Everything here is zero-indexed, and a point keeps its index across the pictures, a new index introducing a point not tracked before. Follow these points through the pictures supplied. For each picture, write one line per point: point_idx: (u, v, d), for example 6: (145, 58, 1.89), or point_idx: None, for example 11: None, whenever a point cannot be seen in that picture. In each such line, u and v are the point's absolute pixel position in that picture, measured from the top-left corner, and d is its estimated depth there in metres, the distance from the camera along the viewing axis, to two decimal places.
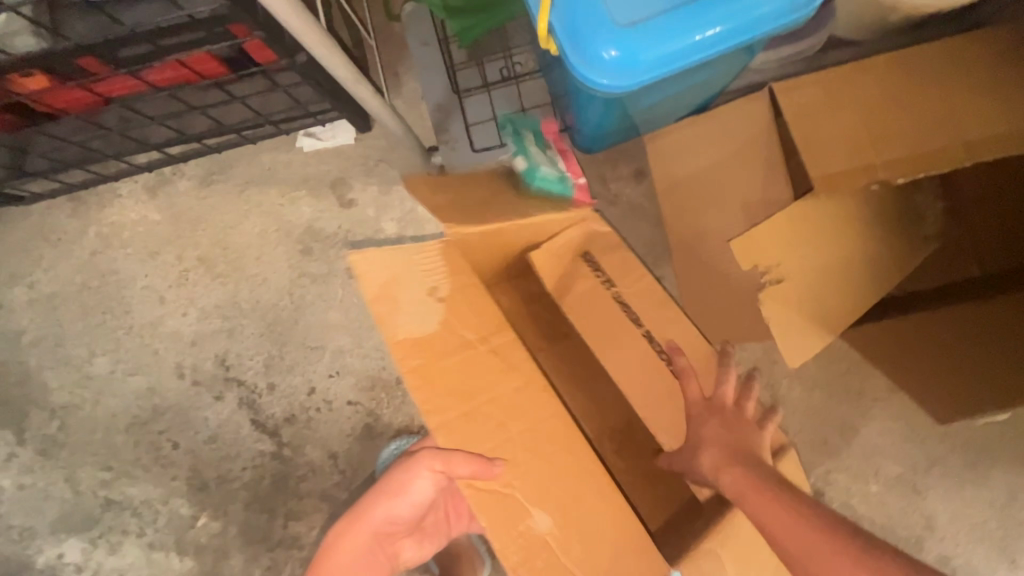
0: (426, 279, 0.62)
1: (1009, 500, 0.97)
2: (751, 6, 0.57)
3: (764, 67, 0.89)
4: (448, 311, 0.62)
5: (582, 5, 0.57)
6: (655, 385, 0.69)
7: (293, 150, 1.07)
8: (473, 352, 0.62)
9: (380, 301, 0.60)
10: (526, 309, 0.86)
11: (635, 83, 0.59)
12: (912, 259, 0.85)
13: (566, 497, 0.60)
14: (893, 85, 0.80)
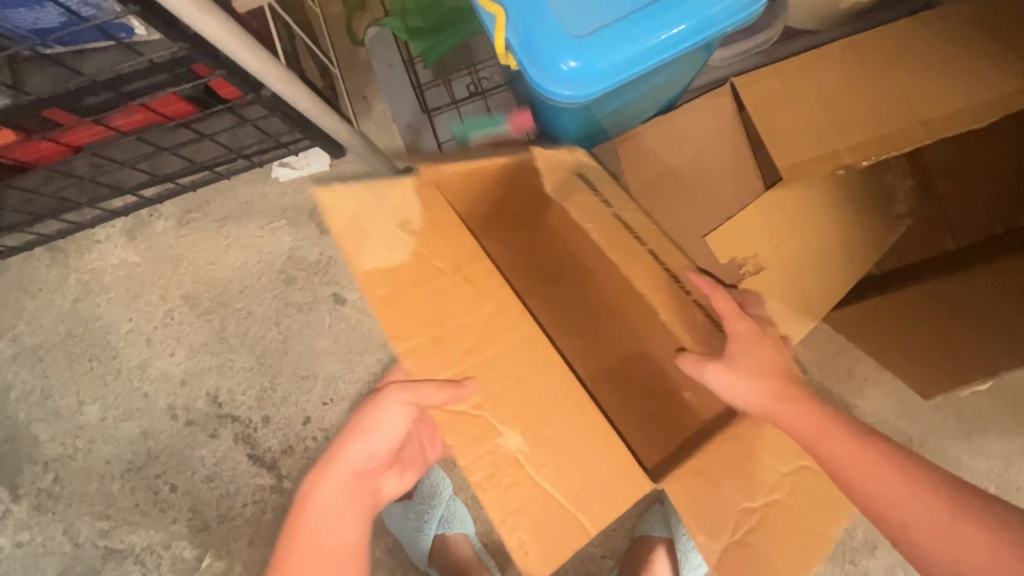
0: (399, 211, 0.56)
1: (1007, 466, 0.98)
2: (703, 6, 0.58)
3: (723, 63, 0.91)
4: (417, 243, 0.55)
5: (537, 20, 0.58)
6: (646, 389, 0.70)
7: (269, 182, 1.07)
8: (445, 282, 0.55)
9: (347, 236, 0.55)
10: (512, 251, 0.78)
11: (596, 91, 0.60)
12: (888, 239, 0.87)
13: (567, 470, 0.52)
14: (852, 71, 0.81)
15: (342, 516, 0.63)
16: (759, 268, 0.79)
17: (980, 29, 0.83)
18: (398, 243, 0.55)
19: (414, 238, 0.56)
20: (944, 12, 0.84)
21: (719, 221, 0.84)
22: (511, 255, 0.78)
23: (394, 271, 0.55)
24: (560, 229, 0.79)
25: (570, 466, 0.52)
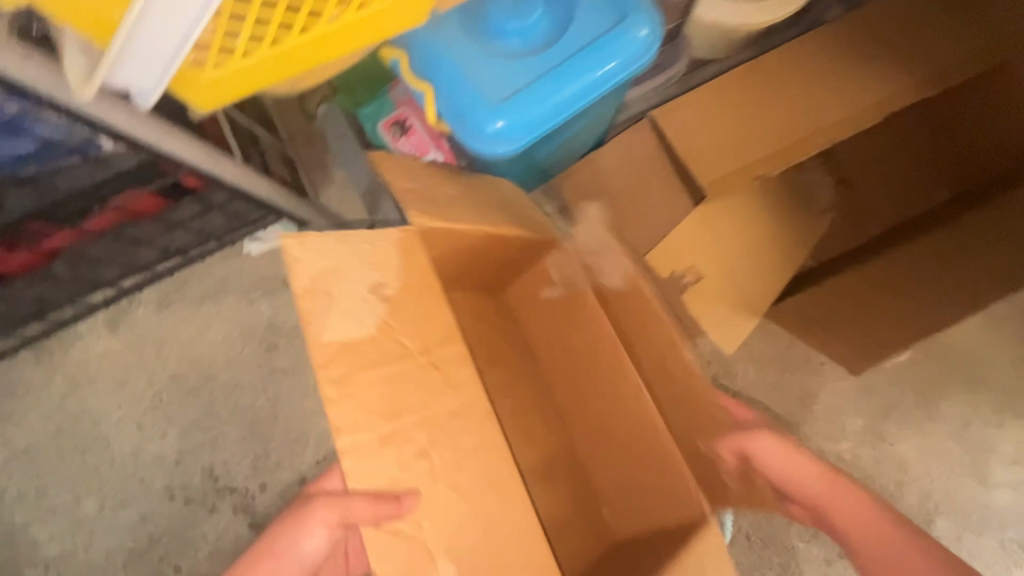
0: (372, 274, 0.58)
1: (965, 427, 1.04)
2: (605, 60, 0.65)
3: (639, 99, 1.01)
4: (387, 312, 0.58)
5: (460, 92, 0.65)
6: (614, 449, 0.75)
7: (241, 257, 1.12)
8: (410, 362, 0.58)
9: (309, 296, 0.55)
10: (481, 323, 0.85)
11: (524, 145, 0.67)
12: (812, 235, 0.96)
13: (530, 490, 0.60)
14: (755, 93, 0.91)
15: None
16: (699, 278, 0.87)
17: (860, 41, 0.93)
18: (369, 307, 0.57)
19: (386, 306, 0.58)
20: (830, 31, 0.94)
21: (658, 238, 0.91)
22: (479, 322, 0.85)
23: (354, 346, 0.56)
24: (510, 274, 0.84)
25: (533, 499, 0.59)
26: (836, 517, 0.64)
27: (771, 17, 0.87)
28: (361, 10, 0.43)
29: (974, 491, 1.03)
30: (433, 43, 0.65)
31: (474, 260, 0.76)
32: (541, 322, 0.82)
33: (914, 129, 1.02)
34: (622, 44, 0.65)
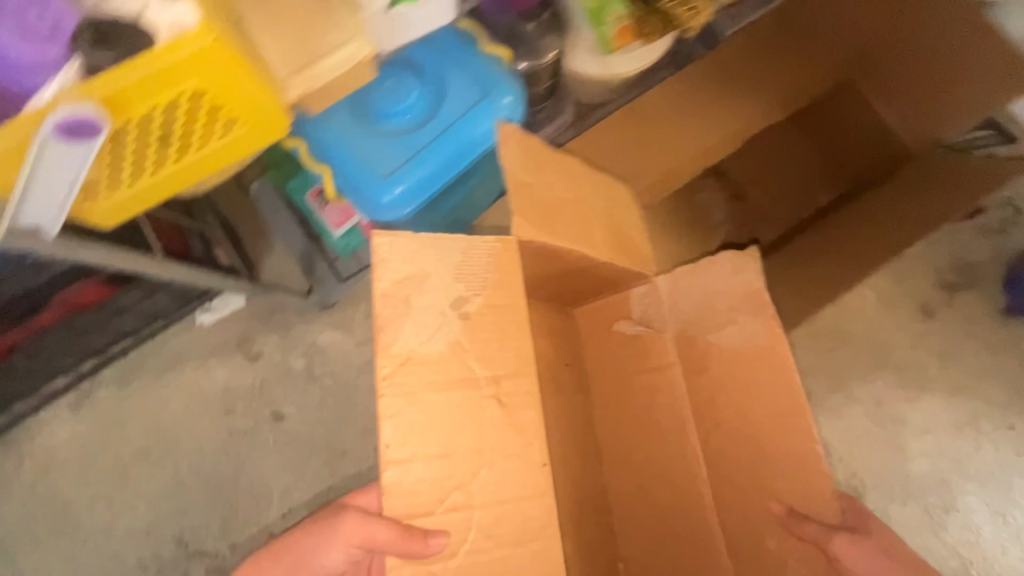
0: (455, 287, 0.58)
1: (878, 405, 1.13)
2: (476, 124, 0.75)
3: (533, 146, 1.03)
4: (462, 330, 0.58)
5: (353, 172, 0.75)
6: (667, 458, 0.76)
7: (194, 329, 1.19)
8: (473, 391, 0.57)
9: (389, 299, 0.56)
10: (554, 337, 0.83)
11: (417, 207, 0.77)
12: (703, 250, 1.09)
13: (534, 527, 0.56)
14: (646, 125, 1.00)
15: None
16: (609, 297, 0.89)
17: (738, 67, 1.01)
18: (445, 321, 0.57)
19: (463, 323, 0.58)
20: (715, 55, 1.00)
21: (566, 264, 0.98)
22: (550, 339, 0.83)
23: (421, 359, 0.55)
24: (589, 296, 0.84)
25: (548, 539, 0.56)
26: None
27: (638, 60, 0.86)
28: (218, 137, 0.53)
29: (894, 463, 1.12)
30: (323, 132, 0.75)
31: (563, 279, 0.76)
32: (622, 356, 0.82)
33: (801, 138, 1.12)
34: (490, 111, 0.76)
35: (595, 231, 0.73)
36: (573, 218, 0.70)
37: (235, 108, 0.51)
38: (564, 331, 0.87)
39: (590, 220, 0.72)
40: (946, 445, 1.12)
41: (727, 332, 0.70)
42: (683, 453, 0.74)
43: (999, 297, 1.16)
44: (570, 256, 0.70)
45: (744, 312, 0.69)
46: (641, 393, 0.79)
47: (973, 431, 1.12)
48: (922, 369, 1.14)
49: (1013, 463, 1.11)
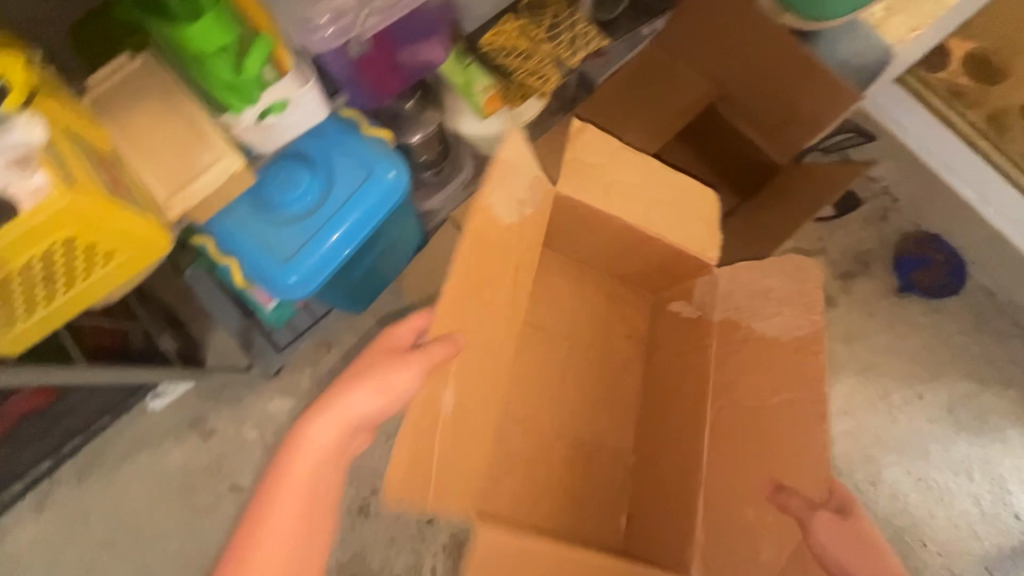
0: (522, 194, 0.69)
1: None
2: (365, 199, 0.84)
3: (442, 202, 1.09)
4: (514, 223, 0.69)
5: (258, 258, 0.82)
6: (682, 419, 0.85)
7: (147, 414, 1.23)
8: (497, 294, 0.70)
9: (499, 166, 0.66)
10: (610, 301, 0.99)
11: (323, 279, 0.85)
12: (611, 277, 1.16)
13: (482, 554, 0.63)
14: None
15: (305, 520, 0.63)
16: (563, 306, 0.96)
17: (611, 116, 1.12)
18: (510, 209, 0.69)
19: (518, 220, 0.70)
20: (594, 101, 1.11)
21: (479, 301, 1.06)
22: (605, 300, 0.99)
23: (495, 232, 0.67)
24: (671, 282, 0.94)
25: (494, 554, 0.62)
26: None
27: (518, 121, 0.93)
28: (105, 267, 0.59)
29: None
30: (226, 225, 0.82)
31: (622, 250, 0.88)
32: (677, 334, 0.93)
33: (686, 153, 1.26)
34: (378, 185, 0.84)
35: (661, 213, 0.78)
36: (647, 198, 0.77)
37: (114, 241, 0.57)
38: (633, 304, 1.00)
39: (659, 204, 0.78)
40: (865, 422, 1.21)
41: (774, 320, 0.76)
42: (694, 429, 0.82)
43: (892, 278, 1.26)
44: (624, 225, 0.79)
45: (792, 306, 0.74)
46: (679, 365, 0.90)
47: (887, 406, 1.22)
48: (832, 355, 1.24)
49: (928, 430, 1.20)
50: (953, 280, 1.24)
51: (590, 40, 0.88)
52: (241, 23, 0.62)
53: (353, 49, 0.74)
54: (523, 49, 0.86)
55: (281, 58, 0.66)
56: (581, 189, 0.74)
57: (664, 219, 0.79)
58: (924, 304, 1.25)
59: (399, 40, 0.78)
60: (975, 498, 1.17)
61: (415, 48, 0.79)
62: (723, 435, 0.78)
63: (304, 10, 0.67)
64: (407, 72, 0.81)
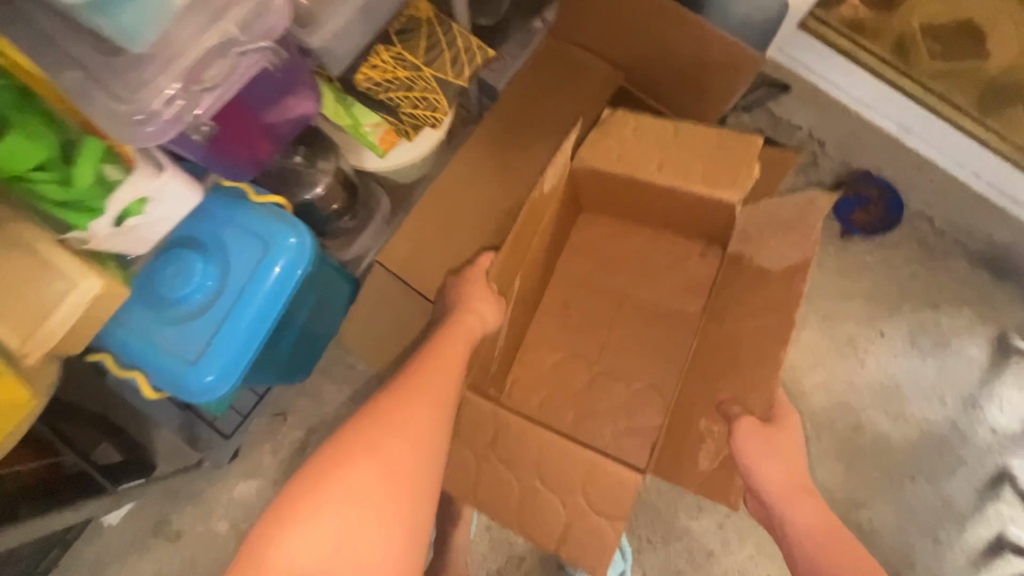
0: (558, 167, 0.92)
1: None
2: (268, 274, 0.77)
3: (369, 243, 1.04)
4: (553, 183, 0.93)
5: (165, 365, 0.75)
6: (704, 348, 1.01)
7: (105, 530, 1.15)
8: (530, 246, 0.97)
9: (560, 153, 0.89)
10: (663, 247, 1.14)
11: (244, 370, 0.77)
12: (585, 267, 1.15)
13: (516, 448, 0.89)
14: (461, 194, 1.02)
15: (458, 369, 0.81)
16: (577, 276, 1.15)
17: (523, 119, 1.04)
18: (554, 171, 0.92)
19: (554, 183, 0.94)
20: (501, 110, 1.04)
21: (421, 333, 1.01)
22: (647, 248, 1.14)
23: (546, 194, 0.93)
24: (707, 231, 1.09)
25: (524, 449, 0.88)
26: (789, 515, 0.82)
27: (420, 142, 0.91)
28: None
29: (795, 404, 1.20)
30: (121, 336, 0.75)
31: (655, 207, 1.07)
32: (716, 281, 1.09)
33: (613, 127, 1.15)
34: (281, 252, 0.77)
35: (681, 170, 0.96)
36: (676, 156, 0.95)
37: None
38: (683, 252, 1.13)
39: (689, 160, 0.95)
40: (836, 370, 1.22)
41: (775, 252, 0.93)
42: (709, 346, 1.01)
43: (833, 222, 1.25)
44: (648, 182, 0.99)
45: (793, 238, 0.90)
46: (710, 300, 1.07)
47: (854, 349, 1.22)
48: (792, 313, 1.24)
49: (897, 365, 1.21)
50: (890, 214, 1.24)
51: (471, 51, 0.80)
52: (58, 127, 0.54)
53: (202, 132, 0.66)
54: (400, 78, 0.78)
55: (121, 153, 0.58)
56: (603, 159, 0.98)
57: (691, 172, 0.96)
58: (869, 243, 1.25)
59: (255, 104, 0.70)
60: (952, 423, 1.19)
61: (279, 108, 0.72)
62: (722, 349, 0.97)
63: (112, 108, 0.52)
64: (279, 132, 0.74)
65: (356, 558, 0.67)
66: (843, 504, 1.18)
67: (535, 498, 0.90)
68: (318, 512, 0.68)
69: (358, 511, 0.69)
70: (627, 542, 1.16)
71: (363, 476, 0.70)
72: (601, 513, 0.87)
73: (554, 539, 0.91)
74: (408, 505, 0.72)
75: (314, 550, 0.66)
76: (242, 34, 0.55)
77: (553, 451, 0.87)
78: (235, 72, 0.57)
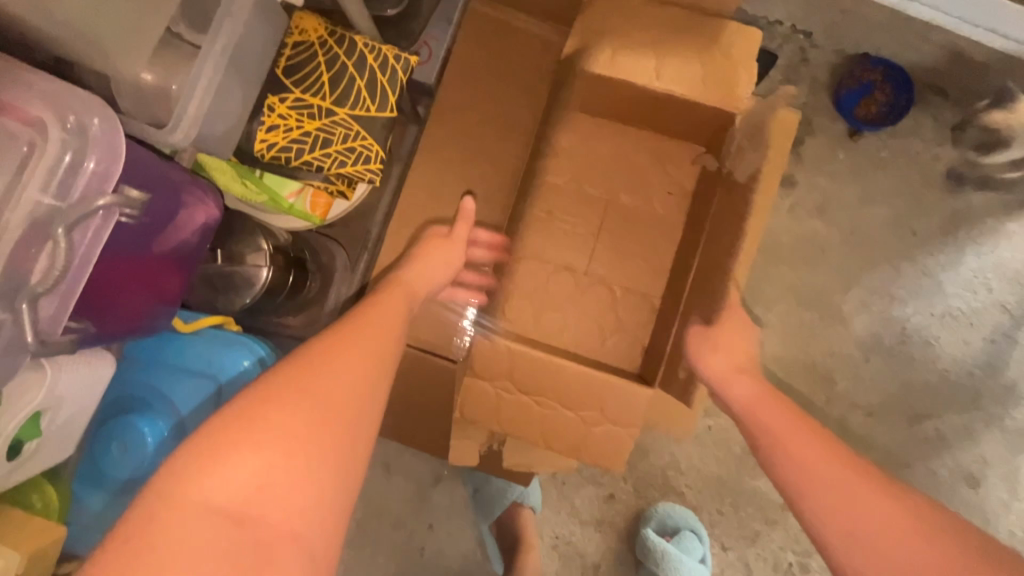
0: None
1: (794, 292, 1.12)
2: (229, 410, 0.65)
3: (337, 298, 0.86)
4: None
5: None
6: (696, 271, 0.81)
7: None
8: None
9: None
10: (659, 171, 0.90)
11: None
12: (576, 208, 0.90)
13: (531, 374, 0.76)
14: (427, 221, 0.86)
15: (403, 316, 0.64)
16: (565, 227, 0.90)
17: (478, 92, 0.87)
18: None
19: None
20: (440, 108, 0.87)
21: (429, 386, 0.89)
22: (641, 169, 0.90)
23: None
24: (688, 133, 0.86)
25: (543, 370, 0.75)
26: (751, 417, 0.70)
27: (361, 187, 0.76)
28: None
29: (834, 331, 1.12)
30: (84, 526, 0.65)
31: (642, 117, 0.86)
32: (709, 191, 0.85)
33: None
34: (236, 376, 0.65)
35: (659, 62, 0.76)
36: (653, 54, 0.76)
37: None
38: (676, 157, 0.90)
39: (669, 50, 0.75)
40: (871, 285, 1.12)
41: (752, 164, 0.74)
42: (695, 258, 0.82)
43: (838, 124, 1.11)
44: (621, 84, 0.78)
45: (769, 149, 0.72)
46: (697, 210, 0.87)
47: (886, 257, 1.12)
48: (814, 237, 1.12)
49: (934, 262, 1.11)
50: (897, 95, 1.09)
51: (388, 66, 0.62)
52: None
53: (66, 342, 0.52)
54: (312, 132, 0.60)
55: None
56: (583, 51, 0.77)
57: (685, 70, 0.75)
58: (880, 137, 1.11)
59: (128, 241, 0.54)
60: (1001, 305, 1.11)
61: (175, 229, 0.58)
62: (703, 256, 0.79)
63: None
64: (174, 257, 0.60)
65: (283, 504, 0.44)
66: (906, 418, 1.12)
67: (549, 418, 0.77)
68: (230, 449, 0.45)
69: (279, 443, 0.46)
70: (699, 521, 1.11)
71: (294, 401, 0.48)
72: (608, 418, 0.76)
73: (575, 447, 0.78)
74: (352, 435, 0.49)
75: (228, 491, 0.43)
76: (65, 195, 0.47)
77: (569, 376, 0.75)
78: (74, 255, 0.48)
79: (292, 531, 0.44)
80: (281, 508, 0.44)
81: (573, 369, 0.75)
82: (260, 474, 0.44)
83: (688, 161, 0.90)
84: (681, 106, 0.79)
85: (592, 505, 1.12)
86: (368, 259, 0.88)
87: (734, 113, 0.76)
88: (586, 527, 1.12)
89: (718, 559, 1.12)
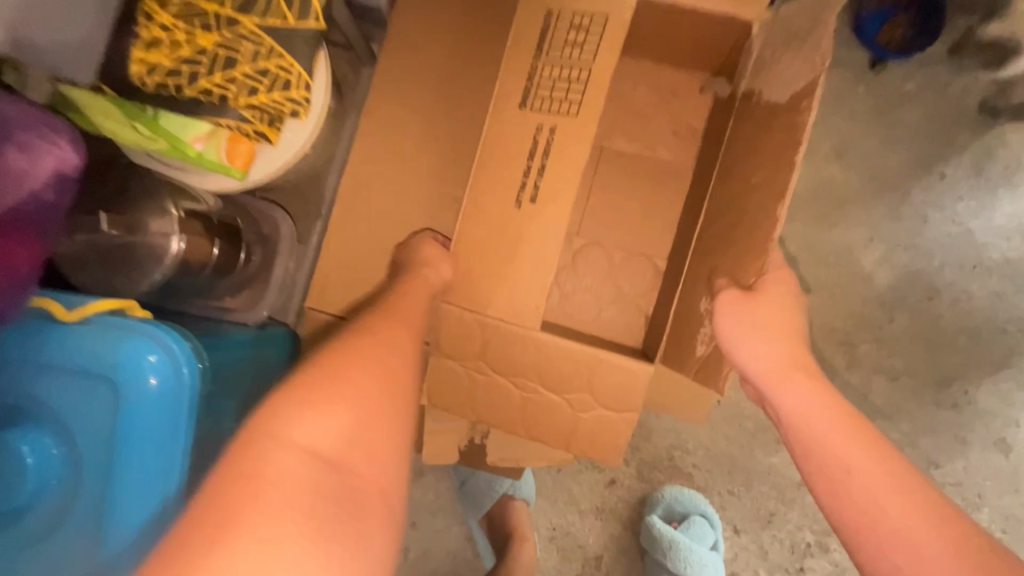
0: None
1: (807, 247, 1.00)
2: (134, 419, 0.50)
3: (283, 274, 0.76)
4: None
5: None
6: (706, 221, 0.68)
7: None
8: None
9: None
10: (659, 107, 0.77)
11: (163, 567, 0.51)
12: None
13: (510, 352, 0.64)
14: (386, 176, 0.72)
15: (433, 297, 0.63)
16: None
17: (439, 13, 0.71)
18: None
19: None
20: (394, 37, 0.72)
21: None
22: (639, 106, 0.77)
23: None
24: (694, 57, 0.72)
25: (526, 348, 0.63)
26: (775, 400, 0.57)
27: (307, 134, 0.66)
28: None
29: (853, 289, 1.01)
30: None
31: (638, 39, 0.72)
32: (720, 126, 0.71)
33: None
34: (140, 379, 0.49)
35: None
36: None
37: None
38: (678, 90, 0.76)
39: None
40: (893, 235, 1.00)
41: (770, 86, 0.61)
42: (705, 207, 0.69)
43: (856, 52, 0.98)
44: None
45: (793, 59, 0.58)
46: (706, 151, 0.74)
47: (909, 203, 1.00)
48: (829, 183, 1.00)
49: (963, 208, 0.99)
50: (928, 14, 0.95)
51: None
52: None
53: None
54: (209, 49, 0.52)
55: None
56: None
57: None
58: (903, 66, 0.97)
59: None
60: None
61: (14, 177, 0.47)
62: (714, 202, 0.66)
63: None
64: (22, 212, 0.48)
65: (375, 454, 0.43)
66: (932, 381, 1.02)
67: (534, 403, 0.66)
68: (313, 403, 0.43)
69: (363, 396, 0.45)
70: (709, 503, 1.01)
71: (368, 362, 0.48)
72: (601, 401, 0.64)
73: (567, 436, 0.67)
74: (416, 402, 0.50)
75: (325, 437, 0.41)
76: None
77: (554, 355, 0.63)
78: None
79: (381, 486, 0.42)
80: (373, 458, 0.43)
81: (557, 346, 0.63)
82: (349, 425, 0.43)
83: (693, 94, 0.76)
84: (684, 19, 0.65)
85: (592, 492, 1.01)
86: (315, 226, 0.77)
87: (750, 23, 0.62)
88: (586, 517, 1.01)
89: (731, 544, 1.02)
